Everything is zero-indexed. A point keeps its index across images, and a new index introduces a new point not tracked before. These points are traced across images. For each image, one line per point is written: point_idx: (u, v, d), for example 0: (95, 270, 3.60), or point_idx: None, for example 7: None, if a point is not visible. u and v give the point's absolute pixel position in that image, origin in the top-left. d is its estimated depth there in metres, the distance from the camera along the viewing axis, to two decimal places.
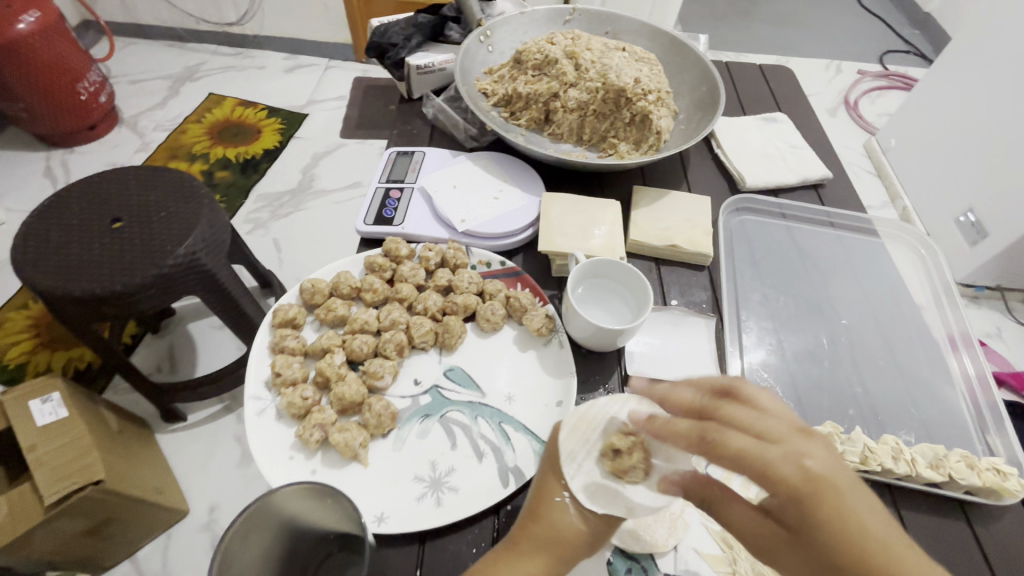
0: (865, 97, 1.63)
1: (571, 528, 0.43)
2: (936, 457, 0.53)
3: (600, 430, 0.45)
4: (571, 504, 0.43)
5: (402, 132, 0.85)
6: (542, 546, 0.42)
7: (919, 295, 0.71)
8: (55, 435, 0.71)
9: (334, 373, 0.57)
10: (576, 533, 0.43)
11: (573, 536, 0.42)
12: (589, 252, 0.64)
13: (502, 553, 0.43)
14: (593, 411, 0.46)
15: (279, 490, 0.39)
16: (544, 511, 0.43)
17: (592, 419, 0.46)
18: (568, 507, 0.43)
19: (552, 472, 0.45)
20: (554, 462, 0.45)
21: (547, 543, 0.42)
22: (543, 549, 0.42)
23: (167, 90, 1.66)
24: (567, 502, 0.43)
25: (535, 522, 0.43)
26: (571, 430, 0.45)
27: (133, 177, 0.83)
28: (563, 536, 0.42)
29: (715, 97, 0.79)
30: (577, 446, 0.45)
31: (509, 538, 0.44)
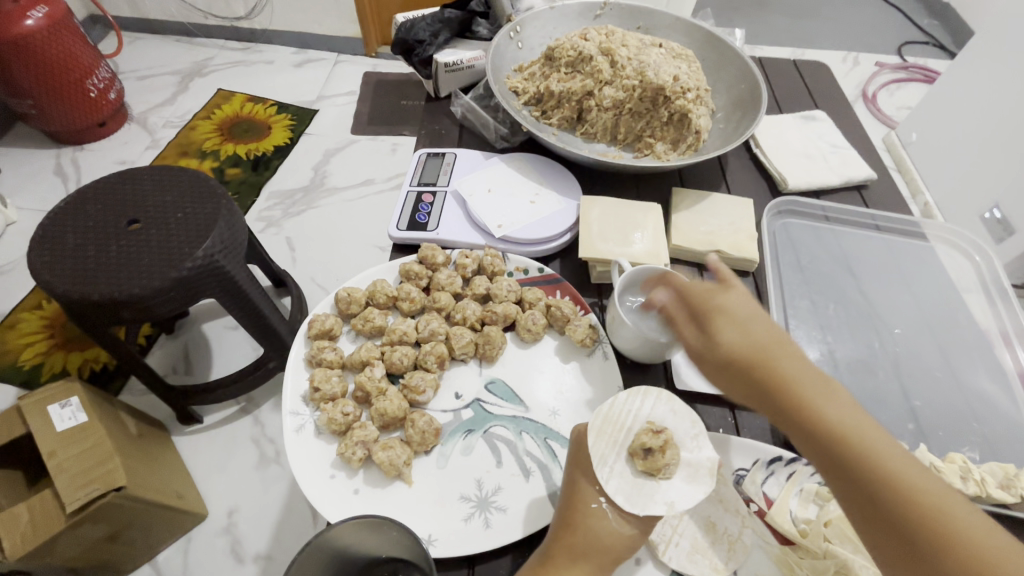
0: (885, 90, 1.60)
1: (610, 536, 0.42)
2: (1006, 477, 0.51)
3: (625, 428, 0.44)
4: (609, 511, 0.43)
5: (429, 131, 0.83)
6: (584, 556, 0.41)
7: (973, 302, 0.69)
8: (75, 440, 0.69)
9: (375, 388, 0.55)
10: (617, 540, 0.42)
11: (613, 544, 0.42)
12: (633, 259, 0.62)
13: (540, 565, 0.42)
14: (613, 409, 0.46)
15: (337, 525, 0.38)
16: (581, 519, 0.43)
17: (617, 418, 0.45)
18: (606, 514, 0.43)
19: (585, 478, 0.44)
20: (584, 464, 0.45)
21: (589, 553, 0.41)
22: (582, 559, 0.41)
23: (176, 86, 1.64)
24: (604, 510, 0.43)
25: (573, 532, 0.43)
26: (598, 431, 0.45)
27: (149, 176, 0.81)
28: (604, 545, 0.42)
29: (755, 95, 0.76)
30: (607, 448, 0.44)
31: (543, 551, 0.43)
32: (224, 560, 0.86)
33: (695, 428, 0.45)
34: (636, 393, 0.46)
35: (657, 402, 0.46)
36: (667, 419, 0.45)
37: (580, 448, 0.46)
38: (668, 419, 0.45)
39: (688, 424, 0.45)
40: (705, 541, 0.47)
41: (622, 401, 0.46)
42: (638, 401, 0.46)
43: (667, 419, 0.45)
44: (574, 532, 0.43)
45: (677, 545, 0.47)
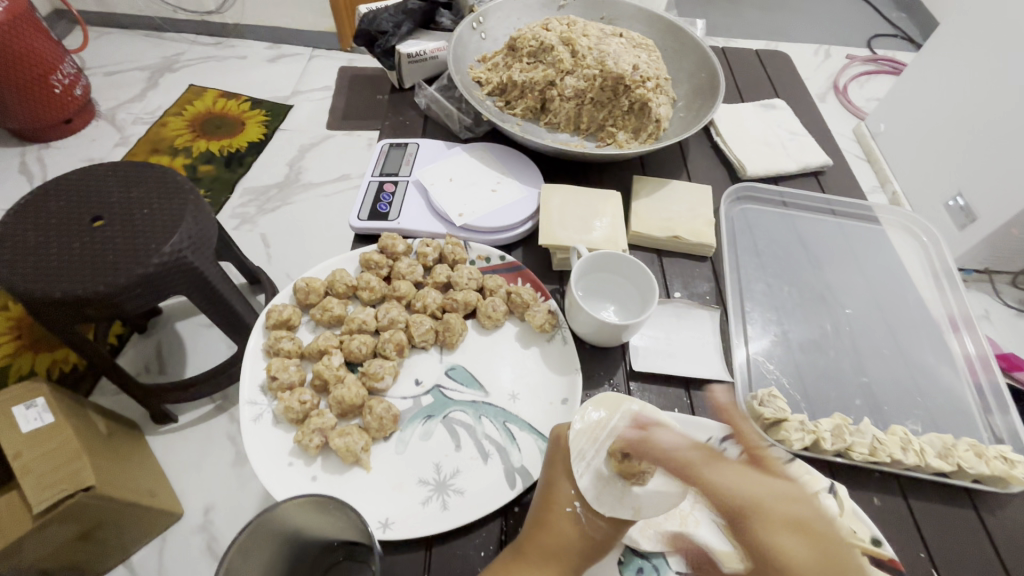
0: (853, 81, 1.63)
1: (576, 536, 0.43)
2: (945, 447, 0.53)
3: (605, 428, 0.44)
4: (581, 515, 0.43)
5: (395, 123, 0.83)
6: (552, 554, 0.42)
7: (921, 281, 0.71)
8: (42, 441, 0.68)
9: (333, 375, 0.55)
10: (583, 540, 0.43)
11: (579, 543, 0.43)
12: (591, 246, 0.63)
13: (508, 562, 0.43)
14: (600, 407, 0.45)
15: (279, 506, 0.38)
16: (555, 522, 0.43)
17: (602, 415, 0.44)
18: (579, 517, 0.43)
19: (563, 478, 0.45)
20: (564, 464, 0.45)
21: (557, 554, 0.42)
22: (551, 557, 0.42)
23: (145, 82, 1.60)
24: (578, 512, 0.43)
25: (543, 529, 0.44)
26: (583, 427, 0.44)
27: (112, 171, 0.80)
28: (574, 545, 0.43)
29: (715, 84, 0.78)
30: (587, 447, 0.44)
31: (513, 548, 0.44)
32: (200, 558, 0.85)
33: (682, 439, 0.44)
34: (629, 395, 0.45)
35: (647, 408, 0.45)
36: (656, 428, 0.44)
37: (561, 449, 0.46)
38: (656, 427, 0.44)
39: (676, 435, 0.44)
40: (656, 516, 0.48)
41: (614, 401, 0.45)
42: (631, 402, 0.45)
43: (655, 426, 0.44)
44: (545, 530, 0.43)
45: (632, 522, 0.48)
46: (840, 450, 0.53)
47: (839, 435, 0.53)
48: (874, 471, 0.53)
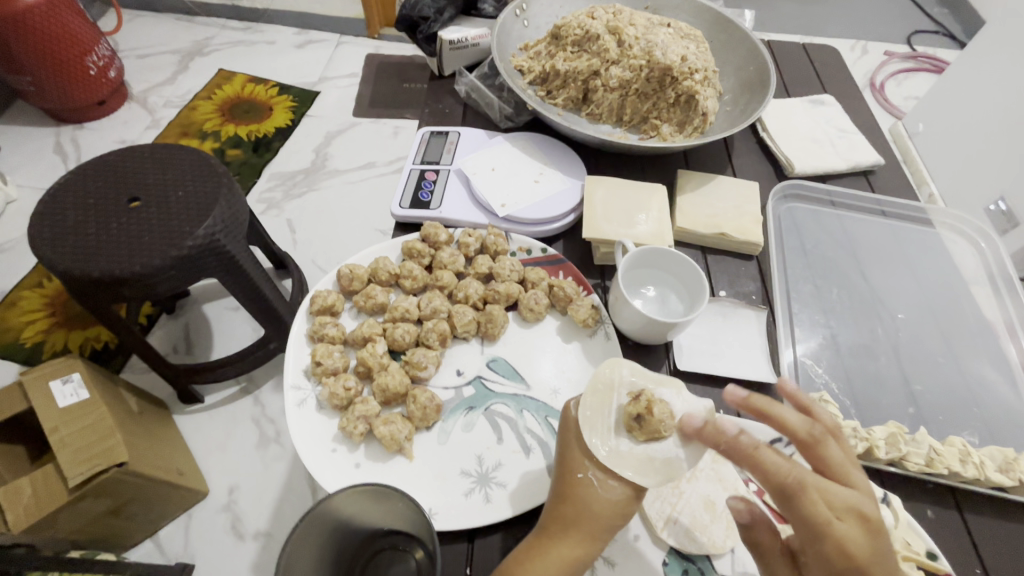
0: (892, 79, 1.58)
1: (597, 501, 0.42)
2: (1006, 461, 0.51)
3: (608, 410, 0.44)
4: (598, 481, 0.43)
5: (433, 110, 0.82)
6: (572, 525, 0.42)
7: (979, 289, 0.68)
8: (78, 417, 0.69)
9: (376, 363, 0.55)
10: (604, 507, 0.42)
11: (603, 511, 0.42)
12: (637, 240, 0.61)
13: (533, 540, 0.43)
14: (599, 384, 0.45)
15: (336, 495, 0.38)
16: (570, 492, 0.43)
17: (603, 395, 0.44)
18: (594, 484, 0.43)
19: (576, 451, 0.44)
20: (574, 436, 0.45)
21: (582, 525, 0.42)
22: (573, 527, 0.42)
23: (176, 65, 1.62)
24: (591, 479, 0.43)
25: (563, 503, 0.43)
26: (588, 407, 0.44)
27: (150, 153, 0.80)
28: (592, 513, 0.42)
29: (764, 77, 0.75)
30: (603, 429, 0.43)
31: (538, 523, 0.44)
32: (225, 538, 0.86)
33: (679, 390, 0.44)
34: (610, 366, 0.45)
35: (634, 371, 0.45)
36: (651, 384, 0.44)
37: (565, 424, 0.46)
38: (654, 387, 0.44)
39: (670, 389, 0.44)
40: (703, 519, 0.48)
41: (600, 376, 0.45)
42: (617, 371, 0.45)
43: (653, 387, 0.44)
44: (564, 502, 0.43)
45: (676, 522, 0.48)
46: (895, 459, 0.51)
47: (893, 444, 0.52)
48: (928, 482, 0.52)
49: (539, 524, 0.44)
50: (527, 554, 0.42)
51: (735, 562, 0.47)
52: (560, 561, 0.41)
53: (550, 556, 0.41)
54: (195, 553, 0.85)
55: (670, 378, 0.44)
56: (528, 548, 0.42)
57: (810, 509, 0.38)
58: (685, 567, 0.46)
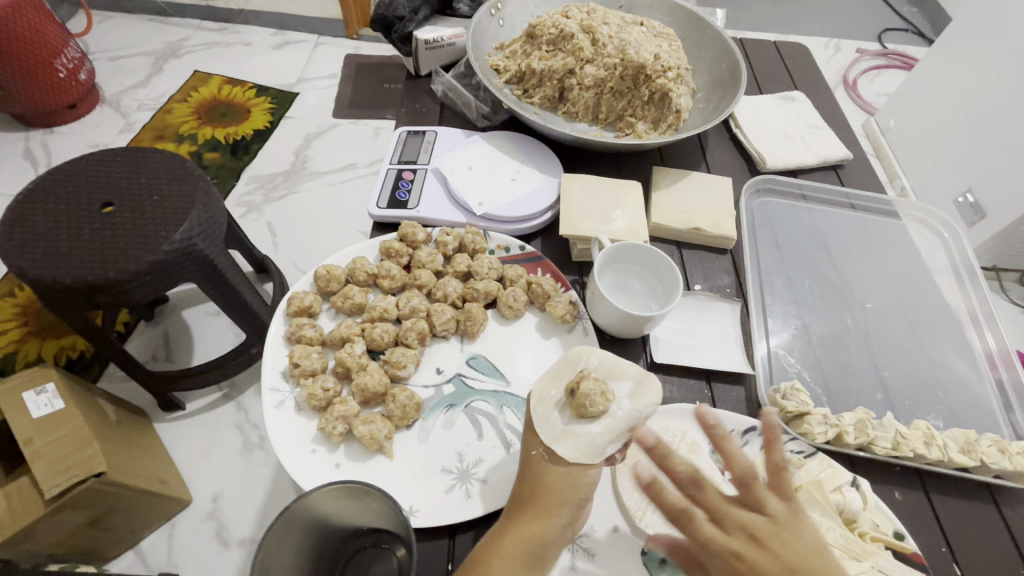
0: (864, 75, 1.61)
1: (549, 477, 0.42)
2: (968, 442, 0.53)
3: (555, 385, 0.45)
4: (546, 458, 0.43)
5: (411, 110, 0.82)
6: (530, 504, 0.42)
7: (942, 277, 0.71)
8: (54, 426, 0.68)
9: (355, 363, 0.55)
10: (557, 482, 0.42)
11: (553, 486, 0.42)
12: (613, 237, 0.62)
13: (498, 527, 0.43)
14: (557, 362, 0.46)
15: (312, 493, 0.38)
16: (528, 471, 0.44)
17: (559, 372, 0.46)
18: (545, 460, 0.43)
19: (530, 432, 0.45)
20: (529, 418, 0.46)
21: (536, 501, 0.42)
22: (531, 505, 0.42)
23: (149, 68, 1.59)
24: (543, 455, 0.43)
25: (523, 483, 0.44)
26: (541, 382, 0.46)
27: (123, 158, 0.79)
28: (548, 489, 0.42)
29: (735, 74, 0.77)
30: (545, 403, 0.44)
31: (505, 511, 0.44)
32: (209, 545, 0.85)
33: (638, 383, 0.45)
34: (581, 351, 0.46)
35: (602, 360, 0.46)
36: (609, 372, 0.45)
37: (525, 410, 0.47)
38: (611, 377, 0.45)
39: (628, 383, 0.45)
40: None
41: (569, 357, 0.46)
42: (585, 356, 0.46)
43: (609, 377, 0.45)
44: (523, 484, 0.43)
45: (654, 512, 0.48)
46: (863, 444, 0.53)
47: (862, 430, 0.53)
48: (896, 465, 0.53)
49: (508, 508, 0.44)
50: (492, 537, 0.42)
51: None
52: (519, 539, 0.41)
53: (510, 536, 0.41)
54: (180, 562, 0.84)
55: (633, 372, 0.45)
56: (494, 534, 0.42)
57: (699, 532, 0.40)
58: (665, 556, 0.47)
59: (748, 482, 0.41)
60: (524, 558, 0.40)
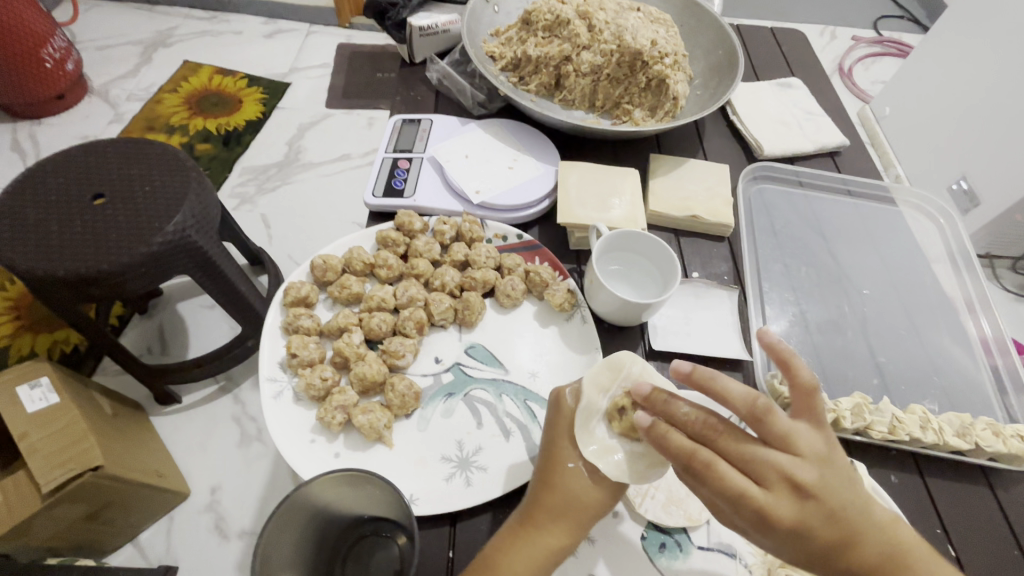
0: (859, 63, 1.61)
1: (586, 491, 0.43)
2: (963, 426, 0.54)
3: (600, 390, 0.46)
4: (586, 472, 0.44)
5: (405, 98, 0.81)
6: (559, 515, 0.43)
7: (938, 262, 0.71)
8: (50, 420, 0.67)
9: (353, 353, 0.55)
10: (589, 496, 0.43)
11: (588, 499, 0.43)
12: (610, 224, 0.62)
13: (517, 531, 0.43)
14: (601, 370, 0.47)
15: (312, 481, 0.38)
16: (558, 479, 0.44)
17: (604, 382, 0.46)
18: (582, 472, 0.44)
19: (564, 439, 0.45)
20: (565, 426, 0.46)
21: (564, 513, 0.43)
22: (561, 515, 0.43)
23: (138, 57, 1.56)
24: (580, 468, 0.44)
25: (550, 491, 0.44)
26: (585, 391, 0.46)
27: (114, 149, 0.77)
28: (579, 500, 0.43)
29: (732, 61, 0.76)
30: (590, 414, 0.45)
31: (520, 512, 0.44)
32: (209, 536, 0.85)
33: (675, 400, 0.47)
34: (626, 359, 0.48)
35: (643, 371, 0.47)
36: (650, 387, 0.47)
37: (559, 411, 0.46)
38: None
39: None
40: (680, 493, 0.49)
41: (613, 363, 0.47)
42: (629, 365, 0.48)
43: None
44: (552, 492, 0.43)
45: (654, 497, 0.49)
46: (860, 428, 0.53)
47: (858, 414, 0.54)
48: (891, 449, 0.54)
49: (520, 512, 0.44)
50: (508, 542, 0.42)
51: (711, 533, 0.48)
52: (545, 549, 0.41)
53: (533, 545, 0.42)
54: (179, 554, 0.84)
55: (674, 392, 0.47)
56: (514, 538, 0.42)
57: (716, 479, 0.38)
58: (664, 541, 0.47)
59: (758, 413, 0.39)
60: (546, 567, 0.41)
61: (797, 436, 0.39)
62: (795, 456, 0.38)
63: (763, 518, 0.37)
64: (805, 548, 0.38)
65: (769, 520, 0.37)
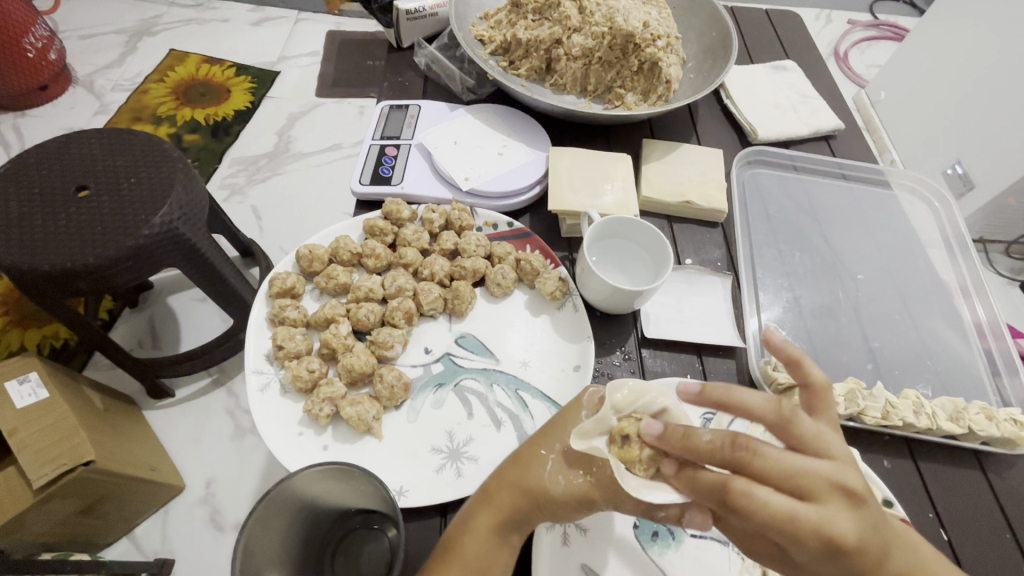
0: (855, 48, 1.59)
1: (534, 478, 0.41)
2: (956, 410, 0.53)
3: (611, 407, 0.42)
4: (548, 463, 0.42)
5: (393, 84, 0.79)
6: (508, 488, 0.42)
7: (933, 246, 0.71)
8: (38, 416, 0.66)
9: (341, 344, 0.54)
10: (537, 487, 0.41)
11: (530, 485, 0.41)
12: (602, 211, 0.61)
13: (478, 506, 0.42)
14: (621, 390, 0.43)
15: (297, 474, 0.37)
16: (522, 460, 0.43)
17: (615, 401, 0.43)
18: (546, 463, 0.42)
19: (555, 429, 0.44)
20: (562, 427, 0.43)
21: (508, 488, 0.41)
22: (507, 490, 0.41)
23: (123, 46, 1.52)
24: (546, 458, 0.42)
25: (514, 466, 0.43)
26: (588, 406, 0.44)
27: (96, 140, 0.75)
28: (523, 483, 0.41)
29: (726, 43, 0.75)
30: (591, 428, 0.41)
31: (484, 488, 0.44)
32: (204, 530, 0.85)
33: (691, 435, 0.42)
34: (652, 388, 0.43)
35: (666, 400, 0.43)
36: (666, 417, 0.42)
37: (572, 404, 0.45)
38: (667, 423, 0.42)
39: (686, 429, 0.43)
40: None
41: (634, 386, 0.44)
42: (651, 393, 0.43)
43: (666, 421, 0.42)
44: (512, 464, 0.43)
45: None
46: (853, 414, 0.53)
47: (852, 399, 0.53)
48: (885, 434, 0.54)
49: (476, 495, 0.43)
50: (467, 517, 0.42)
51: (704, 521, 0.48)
52: (483, 527, 0.41)
53: (479, 522, 0.41)
54: (175, 547, 0.83)
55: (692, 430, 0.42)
56: (472, 511, 0.42)
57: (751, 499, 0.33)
58: (656, 529, 0.47)
59: (782, 419, 0.37)
60: (486, 552, 0.40)
61: (824, 439, 0.36)
62: (831, 461, 0.35)
63: (821, 538, 0.33)
64: (867, 568, 0.33)
65: (828, 539, 0.33)
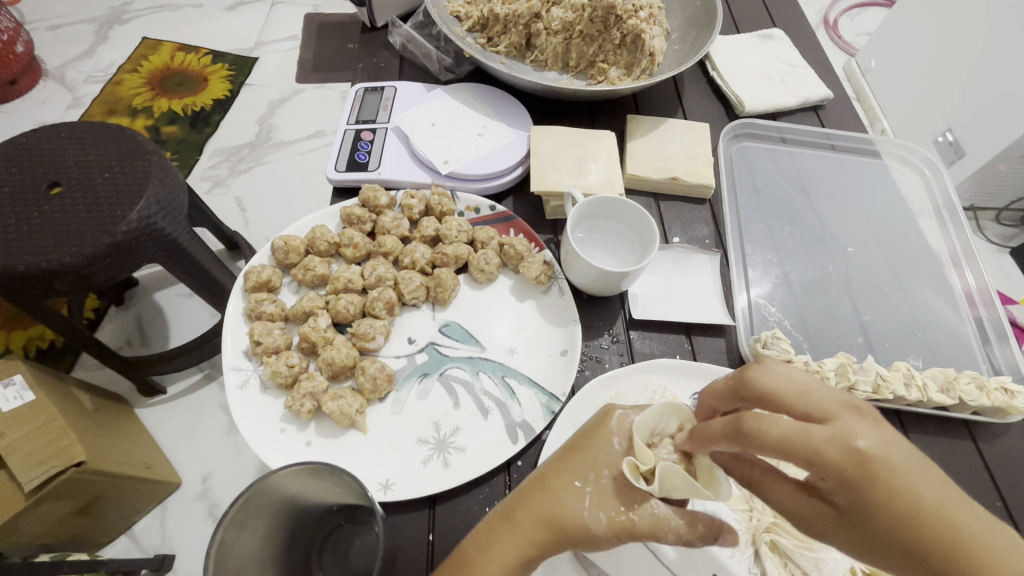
0: (845, 15, 1.56)
1: (574, 516, 0.37)
2: (947, 380, 0.53)
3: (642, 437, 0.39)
4: (586, 501, 0.37)
5: (368, 65, 0.76)
6: (537, 514, 0.38)
7: (923, 215, 0.70)
8: (26, 418, 0.64)
9: (320, 338, 0.53)
10: (577, 526, 0.37)
11: (569, 523, 0.37)
12: (587, 190, 0.59)
13: (496, 525, 0.38)
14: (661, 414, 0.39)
15: (274, 474, 0.36)
16: (550, 491, 0.38)
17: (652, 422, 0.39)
18: (582, 497, 0.38)
19: (578, 457, 0.39)
20: (592, 455, 0.39)
21: (543, 521, 0.37)
22: (542, 522, 0.37)
23: (93, 36, 1.47)
24: (583, 493, 0.38)
25: (541, 491, 0.38)
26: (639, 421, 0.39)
27: (65, 134, 0.73)
28: (561, 519, 0.37)
29: (710, 11, 0.72)
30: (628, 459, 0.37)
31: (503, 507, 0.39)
32: (202, 525, 0.85)
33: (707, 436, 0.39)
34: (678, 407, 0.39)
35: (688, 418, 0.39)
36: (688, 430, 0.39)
37: (599, 427, 0.40)
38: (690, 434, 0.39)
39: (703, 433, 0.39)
40: None
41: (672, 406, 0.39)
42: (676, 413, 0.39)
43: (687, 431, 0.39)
44: (535, 490, 0.39)
45: None
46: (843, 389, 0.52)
47: (843, 374, 0.53)
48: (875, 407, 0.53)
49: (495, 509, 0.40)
50: (485, 535, 0.38)
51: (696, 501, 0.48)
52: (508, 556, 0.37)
53: (502, 548, 0.37)
54: (174, 543, 0.83)
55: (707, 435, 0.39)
56: (490, 531, 0.38)
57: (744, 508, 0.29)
58: None
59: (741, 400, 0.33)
60: None
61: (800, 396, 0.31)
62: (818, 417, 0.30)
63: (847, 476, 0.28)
64: (906, 511, 0.27)
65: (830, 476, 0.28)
